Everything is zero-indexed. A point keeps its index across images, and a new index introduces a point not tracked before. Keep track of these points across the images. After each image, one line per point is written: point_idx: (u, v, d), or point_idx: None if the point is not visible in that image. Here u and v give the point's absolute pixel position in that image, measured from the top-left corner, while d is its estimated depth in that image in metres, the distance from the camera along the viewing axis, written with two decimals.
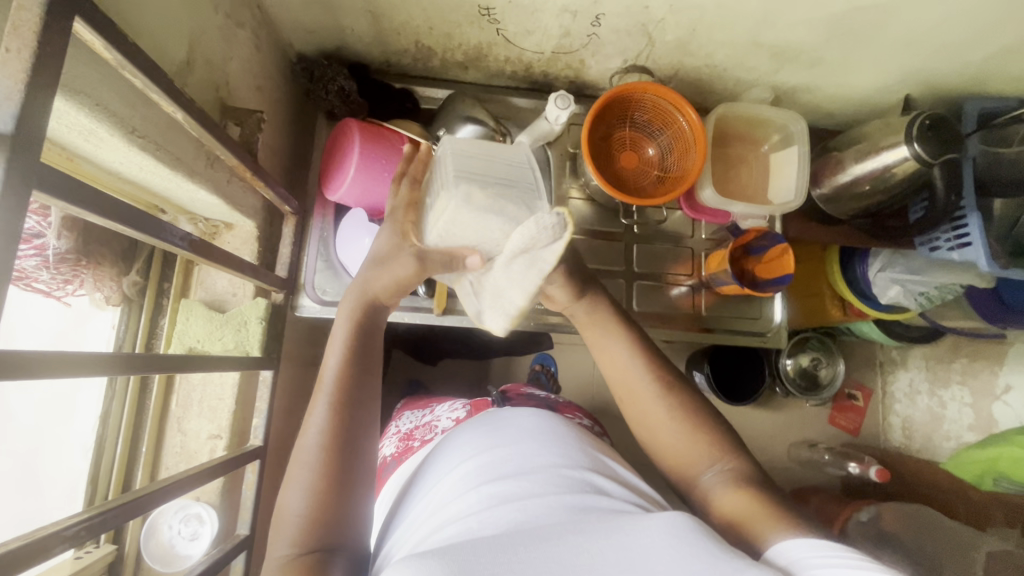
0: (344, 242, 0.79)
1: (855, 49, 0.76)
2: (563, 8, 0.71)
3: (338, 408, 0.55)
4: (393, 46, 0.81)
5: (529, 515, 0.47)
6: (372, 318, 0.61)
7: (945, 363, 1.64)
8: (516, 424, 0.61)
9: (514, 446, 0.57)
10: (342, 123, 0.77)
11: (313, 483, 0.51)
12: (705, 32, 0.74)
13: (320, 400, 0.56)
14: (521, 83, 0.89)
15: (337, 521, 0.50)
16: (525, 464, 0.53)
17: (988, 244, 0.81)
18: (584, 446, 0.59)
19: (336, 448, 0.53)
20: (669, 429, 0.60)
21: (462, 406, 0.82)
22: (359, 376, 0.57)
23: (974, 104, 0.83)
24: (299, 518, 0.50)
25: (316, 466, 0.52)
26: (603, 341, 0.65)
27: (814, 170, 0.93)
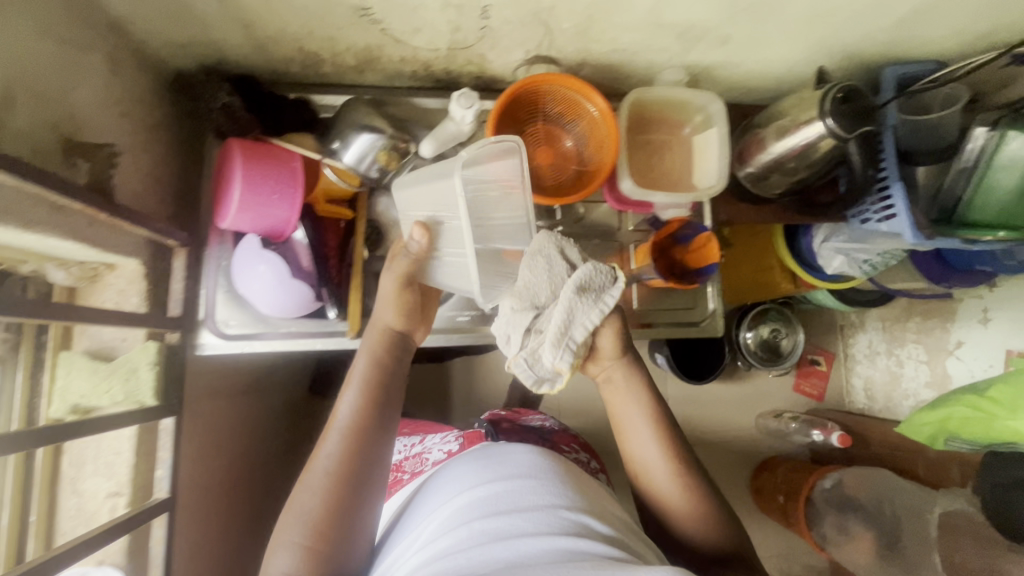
0: (240, 271, 0.73)
1: (762, 23, 0.72)
2: (445, 3, 0.65)
3: (348, 439, 0.61)
4: (276, 55, 0.75)
5: (515, 548, 0.52)
6: (392, 359, 0.69)
7: (901, 322, 1.65)
8: (518, 460, 0.68)
9: (513, 480, 0.63)
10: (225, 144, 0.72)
11: (314, 507, 0.57)
12: (603, 16, 0.70)
13: (331, 434, 0.62)
14: (426, 82, 0.84)
15: (339, 536, 0.57)
16: (522, 503, 0.59)
17: (913, 214, 0.78)
18: (585, 491, 0.65)
19: (344, 476, 0.59)
20: (676, 501, 0.66)
21: (454, 438, 0.90)
22: (373, 414, 0.63)
23: (893, 71, 0.80)
24: (297, 543, 0.55)
25: (320, 498, 0.57)
26: (621, 399, 0.69)
27: (739, 149, 0.89)
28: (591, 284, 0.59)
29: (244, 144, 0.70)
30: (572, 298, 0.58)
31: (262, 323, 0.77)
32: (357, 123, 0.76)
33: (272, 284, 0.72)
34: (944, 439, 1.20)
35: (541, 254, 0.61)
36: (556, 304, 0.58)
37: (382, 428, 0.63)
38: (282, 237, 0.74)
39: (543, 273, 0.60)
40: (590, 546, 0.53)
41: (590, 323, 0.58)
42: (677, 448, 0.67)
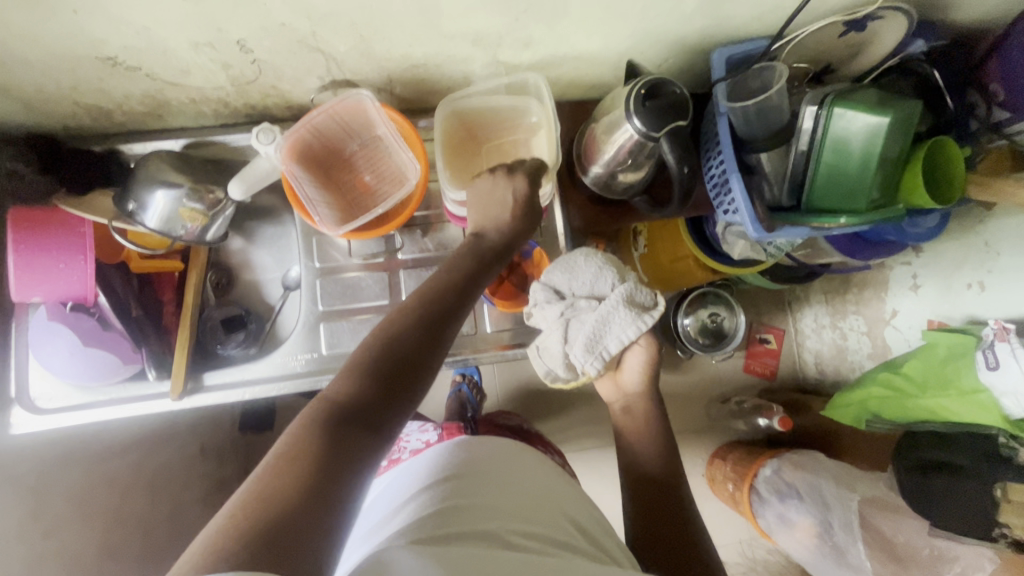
0: (40, 345, 0.71)
1: (553, 22, 0.67)
2: (194, 42, 0.61)
3: (424, 327, 0.56)
4: (56, 112, 0.71)
5: (514, 543, 0.55)
6: (478, 270, 0.65)
7: (840, 293, 1.59)
8: (482, 450, 0.71)
9: (488, 471, 0.67)
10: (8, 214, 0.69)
11: (356, 364, 0.53)
12: (377, 35, 0.65)
13: (415, 308, 0.58)
14: (236, 118, 0.79)
15: (375, 402, 0.51)
16: (510, 498, 0.62)
17: (756, 205, 0.73)
18: (535, 476, 0.70)
19: (407, 350, 0.55)
20: (648, 462, 0.73)
21: (431, 428, 0.97)
22: (444, 309, 0.59)
23: (721, 53, 0.75)
24: (341, 391, 0.51)
25: (382, 362, 0.53)
26: (630, 415, 0.76)
27: (582, 150, 0.84)
28: (636, 302, 0.70)
29: (20, 215, 0.67)
30: (613, 316, 0.68)
31: (83, 392, 0.74)
32: (151, 181, 0.72)
33: (67, 354, 0.71)
34: (866, 420, 1.13)
35: (590, 268, 0.72)
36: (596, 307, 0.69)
37: (457, 308, 0.60)
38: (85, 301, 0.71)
39: (588, 272, 0.71)
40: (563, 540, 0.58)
41: (625, 337, 0.69)
42: (658, 424, 0.75)
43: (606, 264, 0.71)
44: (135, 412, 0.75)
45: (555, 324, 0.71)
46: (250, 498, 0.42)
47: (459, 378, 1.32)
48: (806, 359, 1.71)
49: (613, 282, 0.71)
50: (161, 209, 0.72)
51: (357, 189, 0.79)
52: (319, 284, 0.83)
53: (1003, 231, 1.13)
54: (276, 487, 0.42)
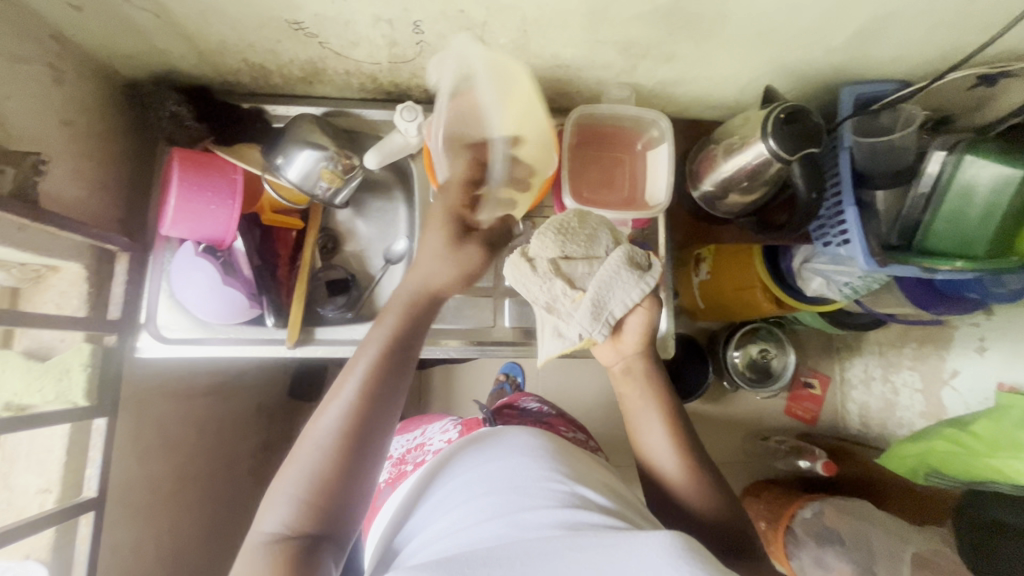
0: (178, 277, 0.76)
1: (702, 40, 0.70)
2: (375, 17, 0.66)
3: (360, 408, 0.55)
4: (224, 67, 0.77)
5: (516, 529, 0.48)
6: (426, 320, 0.63)
7: (896, 346, 1.55)
8: (511, 441, 0.63)
9: (501, 459, 0.59)
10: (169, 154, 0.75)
11: (319, 465, 0.52)
12: (538, 32, 0.69)
13: (342, 391, 0.56)
14: (376, 95, 0.84)
15: (339, 502, 0.52)
16: (524, 475, 0.56)
17: (868, 240, 0.75)
18: (574, 460, 0.62)
19: (349, 436, 0.54)
20: (668, 471, 0.65)
21: (452, 427, 0.89)
22: (389, 371, 0.58)
23: (850, 90, 0.77)
24: (295, 498, 0.51)
25: (324, 454, 0.53)
26: (635, 400, 0.69)
27: (694, 166, 0.87)
28: (635, 263, 0.65)
29: (184, 155, 0.73)
30: (615, 278, 0.63)
31: (204, 329, 0.78)
32: (302, 138, 0.77)
33: (206, 289, 0.74)
34: (924, 473, 1.14)
35: (585, 230, 0.68)
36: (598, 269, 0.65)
37: (407, 367, 0.60)
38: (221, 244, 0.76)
39: (556, 239, 0.66)
40: (588, 517, 0.49)
41: (629, 301, 0.64)
42: (676, 418, 0.68)
43: (599, 227, 0.68)
44: (251, 353, 0.79)
45: (546, 290, 0.67)
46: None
47: (502, 377, 1.39)
48: (851, 409, 1.69)
49: (607, 245, 0.67)
50: (303, 164, 0.77)
51: None
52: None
53: None
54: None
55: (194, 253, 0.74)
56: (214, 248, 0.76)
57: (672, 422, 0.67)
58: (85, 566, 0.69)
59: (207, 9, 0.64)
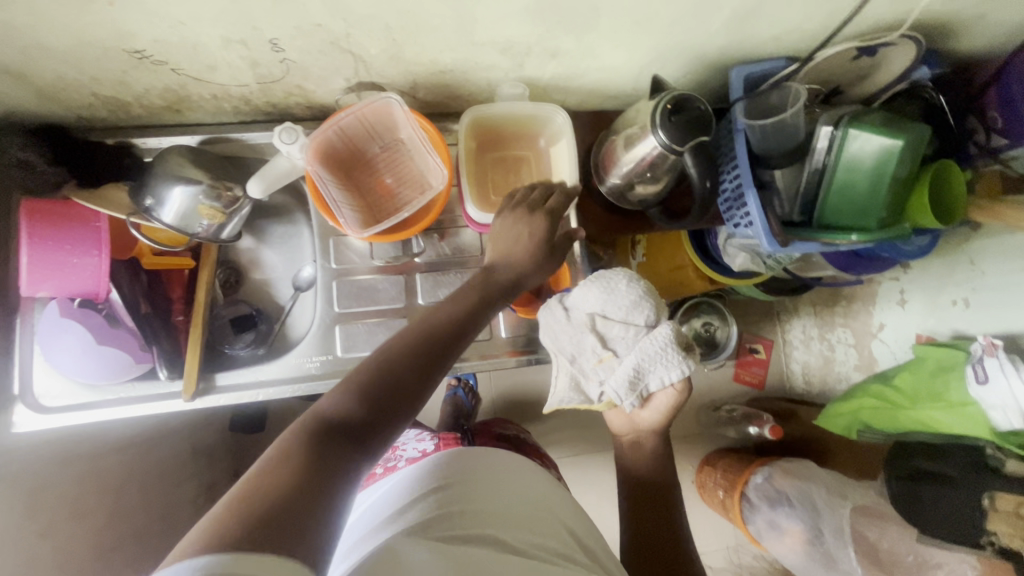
0: (48, 339, 0.69)
1: (582, 34, 0.68)
2: (226, 38, 0.61)
3: (398, 366, 0.52)
4: (72, 102, 0.70)
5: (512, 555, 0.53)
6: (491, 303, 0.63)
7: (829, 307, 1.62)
8: (481, 462, 0.68)
9: (485, 477, 0.65)
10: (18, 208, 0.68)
11: (355, 382, 0.50)
12: (409, 40, 0.65)
13: (384, 349, 0.53)
14: (255, 116, 0.78)
15: (377, 434, 0.49)
16: (507, 504, 0.62)
17: (769, 220, 0.75)
18: (537, 488, 0.68)
19: (383, 387, 0.50)
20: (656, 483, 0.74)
21: (427, 436, 0.93)
22: (427, 347, 0.55)
23: (740, 70, 0.77)
24: (336, 390, 0.50)
25: (346, 408, 0.48)
26: (642, 425, 0.76)
27: (597, 159, 0.85)
28: (679, 343, 0.71)
29: (32, 208, 0.66)
30: (654, 354, 0.70)
31: (90, 390, 0.72)
32: (173, 175, 0.71)
33: (79, 351, 0.69)
34: (857, 429, 1.17)
35: (631, 294, 0.71)
36: (637, 339, 0.71)
37: (450, 350, 0.56)
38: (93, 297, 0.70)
39: (628, 298, 0.71)
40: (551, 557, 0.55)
41: (664, 378, 0.70)
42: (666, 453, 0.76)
43: (645, 295, 0.72)
44: (145, 411, 0.73)
45: (573, 346, 0.74)
46: (214, 516, 0.38)
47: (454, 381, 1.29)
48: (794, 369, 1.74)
49: (647, 315, 0.71)
50: (178, 203, 0.71)
51: (376, 193, 0.78)
52: (335, 286, 0.83)
53: (988, 250, 1.17)
54: (250, 500, 0.40)
55: (65, 312, 0.68)
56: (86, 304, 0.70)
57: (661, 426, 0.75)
58: None
59: (26, 42, 0.57)
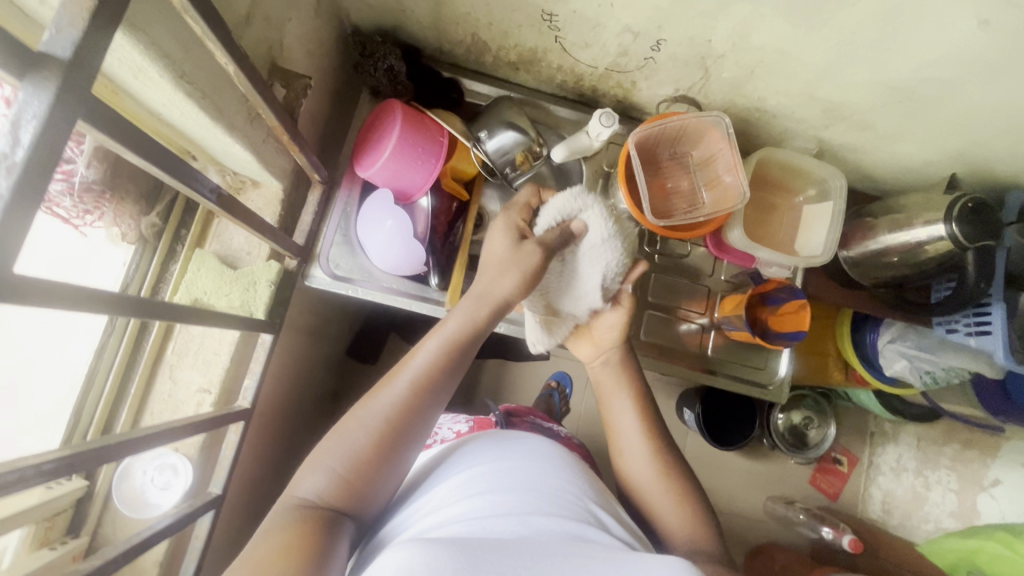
0: (365, 219, 0.79)
1: (907, 118, 0.75)
2: (625, 27, 0.70)
3: (416, 391, 0.59)
4: (449, 36, 0.81)
5: (530, 531, 0.50)
6: (489, 325, 0.65)
7: (936, 445, 1.49)
8: (533, 448, 0.65)
9: (530, 462, 0.61)
10: (386, 105, 0.79)
11: (363, 441, 0.56)
12: (762, 76, 0.73)
13: (401, 378, 0.60)
14: (570, 94, 0.88)
15: (368, 488, 0.56)
16: (541, 478, 0.58)
17: (1009, 336, 0.80)
18: (593, 484, 0.63)
19: (402, 413, 0.58)
20: (652, 490, 0.69)
21: (465, 420, 0.82)
22: (443, 374, 0.61)
23: (1017, 195, 0.82)
24: (331, 472, 0.56)
25: (367, 439, 0.57)
26: (611, 396, 0.76)
27: (845, 232, 0.94)
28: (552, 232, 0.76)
29: (405, 109, 0.76)
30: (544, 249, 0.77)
31: (369, 272, 0.81)
32: (507, 119, 0.81)
33: (385, 238, 0.78)
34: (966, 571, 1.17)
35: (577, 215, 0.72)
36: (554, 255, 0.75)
37: (431, 407, 0.60)
38: (409, 198, 0.80)
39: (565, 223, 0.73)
40: (596, 535, 0.52)
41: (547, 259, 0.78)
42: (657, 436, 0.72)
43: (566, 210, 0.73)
44: (407, 304, 0.82)
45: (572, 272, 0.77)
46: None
47: (552, 384, 1.32)
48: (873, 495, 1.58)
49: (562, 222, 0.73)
50: (499, 142, 0.81)
51: (654, 190, 0.84)
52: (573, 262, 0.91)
53: None
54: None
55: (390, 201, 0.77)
56: (403, 202, 0.80)
57: (657, 437, 0.72)
58: (225, 473, 0.71)
59: None
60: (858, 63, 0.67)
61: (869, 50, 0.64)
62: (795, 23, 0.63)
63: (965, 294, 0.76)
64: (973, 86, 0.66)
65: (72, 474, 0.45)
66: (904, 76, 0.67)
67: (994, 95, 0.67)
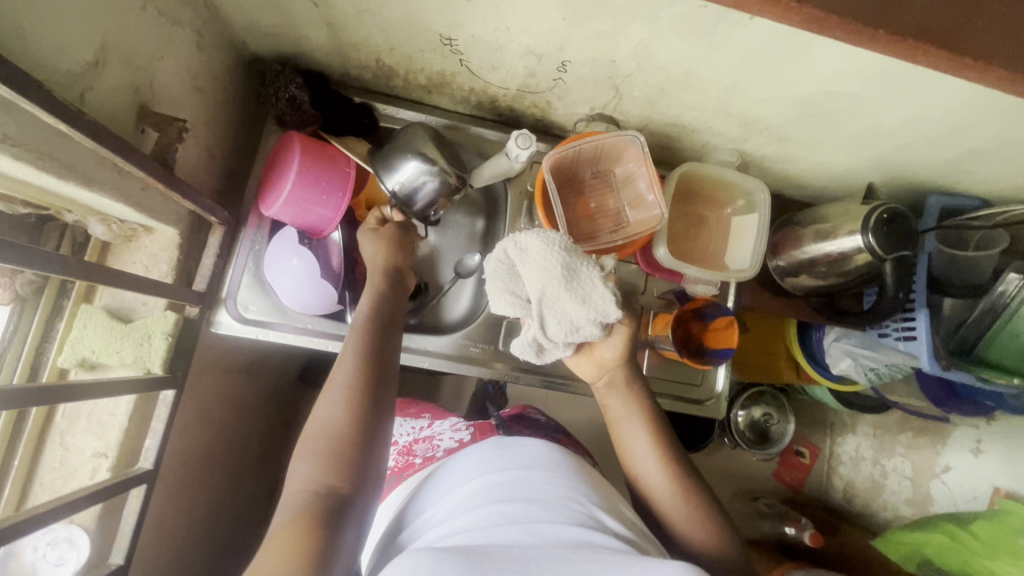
0: (272, 261, 0.75)
1: (821, 130, 0.74)
2: (528, 50, 0.68)
3: (364, 363, 0.64)
4: (353, 61, 0.77)
5: (536, 537, 0.49)
6: (392, 290, 0.73)
7: (891, 433, 1.45)
8: (529, 452, 0.62)
9: (526, 471, 0.58)
10: (285, 139, 0.74)
11: (336, 422, 0.59)
12: (674, 93, 0.72)
13: (344, 361, 0.65)
14: (488, 114, 0.86)
15: (356, 471, 0.57)
16: (540, 485, 0.56)
17: (933, 342, 0.79)
18: (595, 484, 0.60)
19: (363, 377, 0.63)
20: (673, 505, 0.66)
21: (465, 427, 0.83)
22: (381, 332, 0.68)
23: (937, 200, 0.81)
24: (314, 463, 0.57)
25: (341, 409, 0.60)
26: (620, 412, 0.73)
27: (774, 241, 0.93)
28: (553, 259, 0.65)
29: (305, 142, 0.73)
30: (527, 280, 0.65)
31: (281, 314, 0.77)
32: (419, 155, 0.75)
33: (293, 279, 0.74)
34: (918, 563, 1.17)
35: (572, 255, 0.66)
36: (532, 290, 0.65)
37: (381, 372, 0.65)
38: (321, 234, 0.76)
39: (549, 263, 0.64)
40: (601, 538, 0.50)
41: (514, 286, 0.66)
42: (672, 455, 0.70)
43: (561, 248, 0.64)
44: (324, 345, 0.78)
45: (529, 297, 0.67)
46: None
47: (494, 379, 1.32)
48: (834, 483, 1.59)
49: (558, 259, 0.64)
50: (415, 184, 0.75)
51: (578, 211, 0.82)
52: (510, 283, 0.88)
53: None
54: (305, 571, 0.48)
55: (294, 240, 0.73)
56: (314, 239, 0.76)
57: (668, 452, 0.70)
58: (128, 540, 0.66)
59: (368, 8, 0.65)
60: (763, 79, 0.65)
61: (770, 68, 0.63)
62: (694, 42, 0.61)
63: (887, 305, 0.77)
64: (877, 99, 0.65)
65: None
66: (810, 91, 0.66)
67: (898, 107, 0.66)
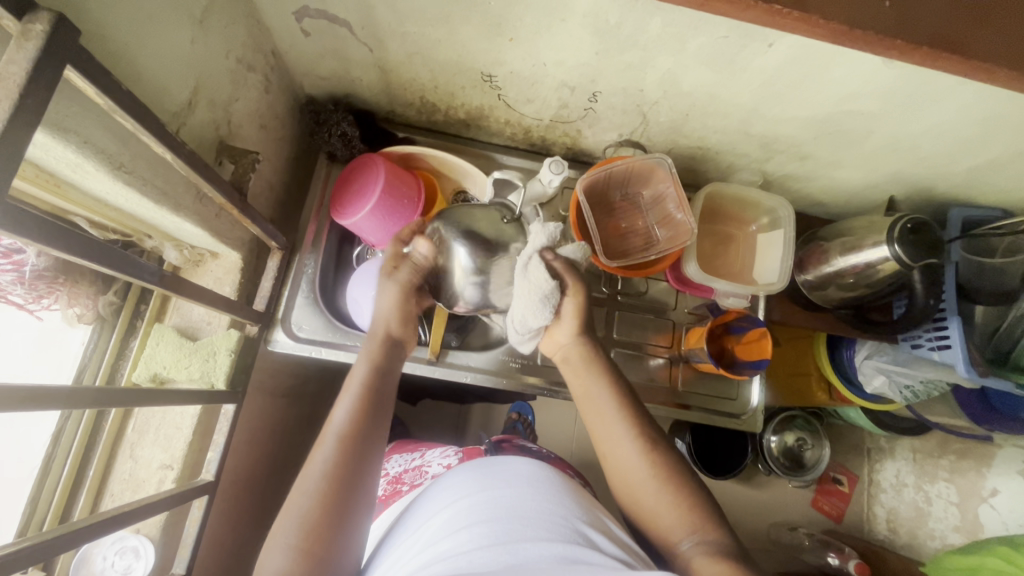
0: (355, 281, 0.81)
1: (840, 147, 0.78)
2: (561, 83, 0.74)
3: (346, 443, 0.61)
4: (400, 100, 0.84)
5: (519, 558, 0.50)
6: (389, 360, 0.70)
7: (932, 457, 1.30)
8: (514, 468, 0.63)
9: (511, 486, 0.59)
10: (365, 158, 0.82)
11: (309, 510, 0.56)
12: (698, 117, 0.77)
13: (327, 436, 0.62)
14: (521, 144, 0.92)
15: (329, 554, 0.54)
16: (524, 506, 0.56)
17: (968, 348, 0.80)
18: (583, 502, 0.61)
19: (344, 460, 0.60)
20: (648, 488, 0.63)
21: (454, 453, 0.82)
22: (371, 402, 0.65)
23: (958, 212, 0.84)
24: (288, 549, 0.54)
25: (315, 501, 0.56)
26: (581, 384, 0.71)
27: (800, 257, 0.96)
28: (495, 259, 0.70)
29: (381, 164, 0.79)
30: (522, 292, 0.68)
31: (332, 330, 0.82)
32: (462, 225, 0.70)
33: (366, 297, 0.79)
34: None
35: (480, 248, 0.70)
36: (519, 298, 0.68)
37: (361, 444, 0.62)
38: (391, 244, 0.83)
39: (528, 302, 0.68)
40: (587, 558, 0.51)
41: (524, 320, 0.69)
42: (641, 426, 0.67)
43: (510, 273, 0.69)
44: None
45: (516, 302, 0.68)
46: None
47: (515, 416, 1.27)
48: (878, 514, 1.42)
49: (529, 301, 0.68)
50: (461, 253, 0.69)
51: (609, 231, 0.86)
52: None
53: None
54: None
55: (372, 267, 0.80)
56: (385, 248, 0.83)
57: (638, 425, 0.67)
58: (189, 549, 0.69)
59: (418, 51, 0.71)
60: (781, 101, 0.70)
61: (788, 90, 0.68)
62: (718, 69, 0.66)
63: (918, 312, 0.81)
64: (893, 114, 0.69)
65: (32, 562, 0.46)
66: (827, 111, 0.70)
67: (914, 123, 0.70)
